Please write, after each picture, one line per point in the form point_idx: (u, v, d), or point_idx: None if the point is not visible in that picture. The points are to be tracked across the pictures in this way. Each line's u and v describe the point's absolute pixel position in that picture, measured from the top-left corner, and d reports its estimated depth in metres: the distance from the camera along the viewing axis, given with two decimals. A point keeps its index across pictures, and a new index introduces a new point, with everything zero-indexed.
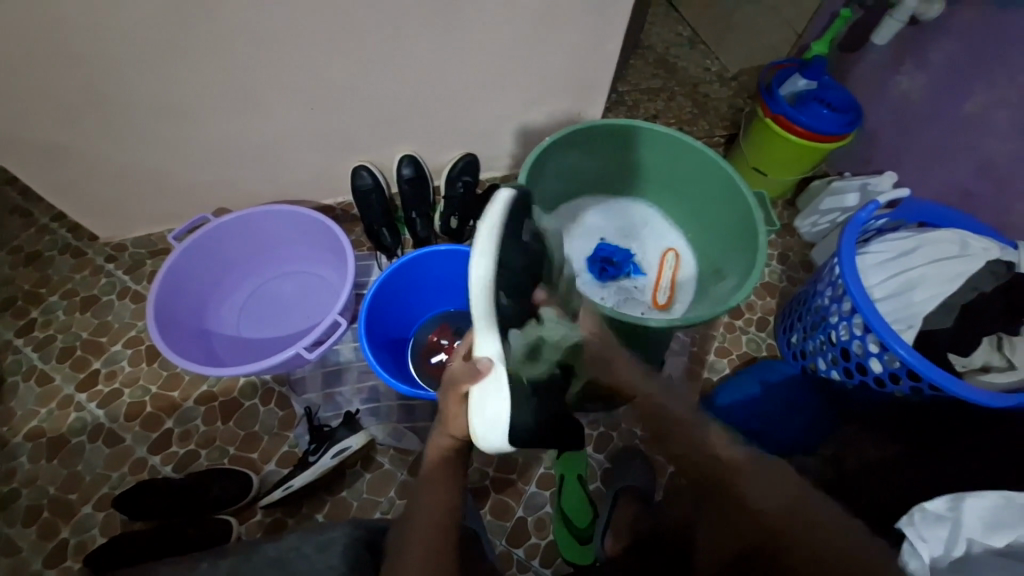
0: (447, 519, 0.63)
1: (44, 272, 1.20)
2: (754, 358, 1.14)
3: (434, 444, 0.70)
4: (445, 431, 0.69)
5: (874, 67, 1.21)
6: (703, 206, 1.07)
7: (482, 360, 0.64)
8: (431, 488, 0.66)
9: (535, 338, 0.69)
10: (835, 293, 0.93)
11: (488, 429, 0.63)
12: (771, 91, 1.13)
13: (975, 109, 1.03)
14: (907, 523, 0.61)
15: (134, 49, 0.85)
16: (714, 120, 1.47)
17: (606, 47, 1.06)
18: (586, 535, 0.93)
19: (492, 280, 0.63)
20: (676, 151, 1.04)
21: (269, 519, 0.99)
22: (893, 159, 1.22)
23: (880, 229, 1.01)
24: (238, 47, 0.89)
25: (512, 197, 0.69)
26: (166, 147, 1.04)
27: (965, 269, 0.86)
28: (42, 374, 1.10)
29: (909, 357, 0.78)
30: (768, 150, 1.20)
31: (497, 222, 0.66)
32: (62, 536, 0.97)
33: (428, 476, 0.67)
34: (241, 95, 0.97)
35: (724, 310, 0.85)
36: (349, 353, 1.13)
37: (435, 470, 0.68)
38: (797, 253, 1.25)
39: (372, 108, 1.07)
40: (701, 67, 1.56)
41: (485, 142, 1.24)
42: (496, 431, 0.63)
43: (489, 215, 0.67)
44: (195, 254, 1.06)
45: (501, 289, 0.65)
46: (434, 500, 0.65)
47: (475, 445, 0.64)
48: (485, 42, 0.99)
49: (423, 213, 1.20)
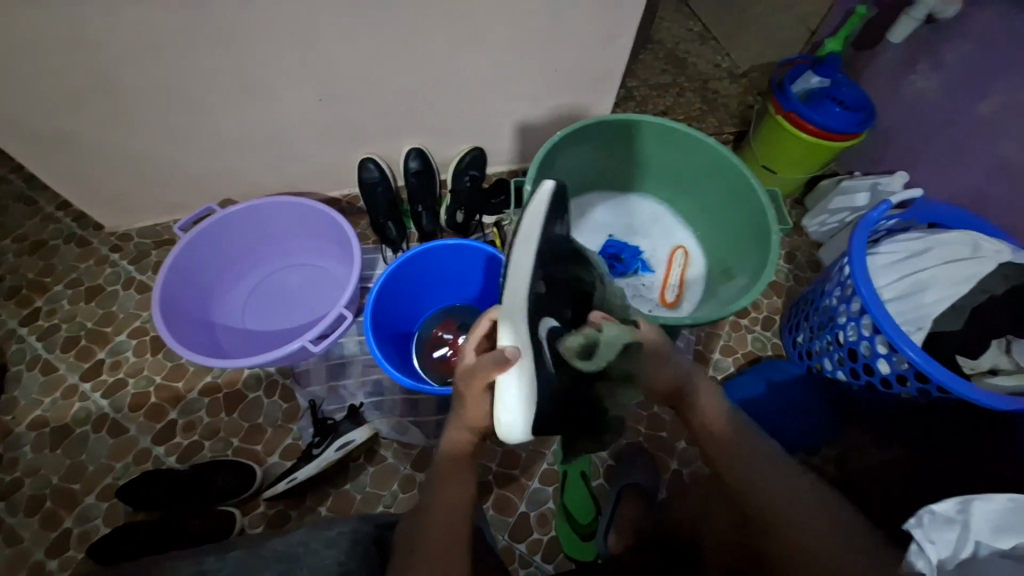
0: (452, 517, 0.62)
1: (49, 260, 1.20)
2: (760, 357, 1.14)
3: (450, 438, 0.70)
4: (464, 423, 0.69)
5: (888, 65, 1.19)
6: (714, 204, 1.06)
7: (508, 347, 0.61)
8: (443, 483, 0.65)
9: (590, 341, 0.65)
10: (843, 293, 0.92)
11: (511, 417, 0.61)
12: (783, 89, 1.12)
13: (991, 110, 1.02)
14: (916, 525, 0.60)
15: (142, 38, 0.84)
16: (723, 117, 1.45)
17: (618, 41, 1.05)
18: (590, 530, 0.94)
19: (530, 271, 0.66)
20: (688, 148, 1.03)
21: (272, 511, 0.99)
22: (904, 159, 1.21)
23: (890, 229, 1.01)
24: (247, 37, 0.88)
25: (555, 188, 0.74)
26: (172, 137, 1.03)
27: (977, 271, 0.86)
28: (46, 364, 1.10)
29: (919, 359, 0.77)
30: (778, 149, 1.19)
31: (538, 219, 0.71)
32: (67, 525, 0.98)
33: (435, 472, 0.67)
34: (249, 86, 0.96)
35: (734, 309, 0.85)
36: (354, 346, 1.13)
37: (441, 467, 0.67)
38: (804, 252, 1.25)
39: (381, 101, 1.07)
40: (711, 63, 1.55)
41: (493, 136, 1.23)
42: (519, 419, 0.61)
43: (532, 213, 0.72)
44: (200, 246, 1.05)
45: (540, 276, 0.67)
46: (441, 496, 0.64)
47: (500, 433, 0.61)
48: (496, 35, 0.97)
49: (429, 207, 1.20)
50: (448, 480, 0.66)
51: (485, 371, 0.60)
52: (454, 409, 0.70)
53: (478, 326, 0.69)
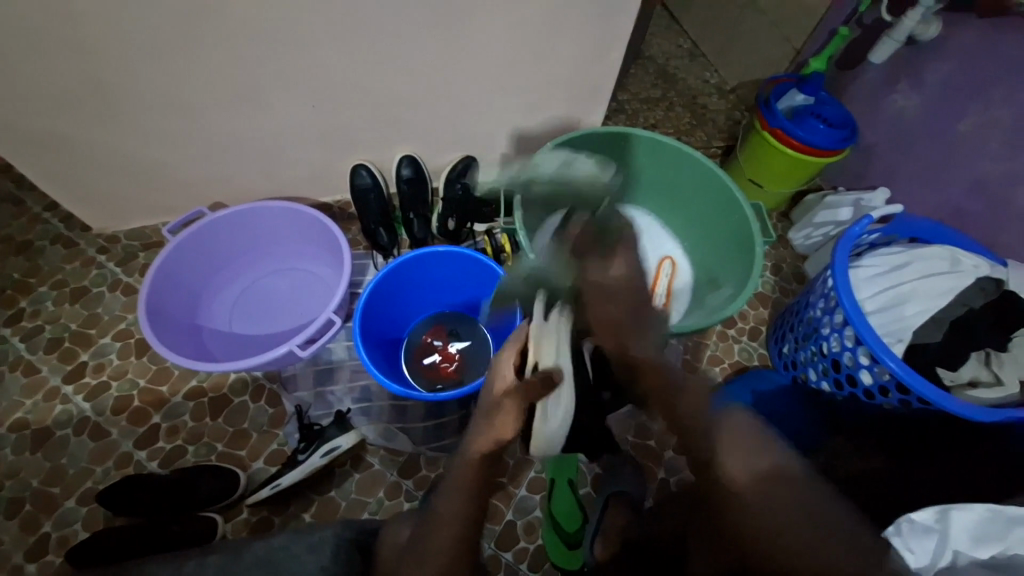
0: (453, 552, 0.58)
1: (34, 262, 1.18)
2: (746, 367, 1.15)
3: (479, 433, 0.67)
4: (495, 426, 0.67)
5: (871, 84, 1.22)
6: (702, 215, 1.08)
7: (553, 371, 0.70)
8: (434, 526, 0.61)
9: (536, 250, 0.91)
10: (827, 304, 0.93)
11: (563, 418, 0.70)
12: (769, 105, 1.15)
13: (968, 129, 1.06)
14: (896, 533, 0.61)
15: (141, 43, 0.85)
16: (712, 132, 1.49)
17: (609, 56, 1.07)
18: (576, 539, 0.93)
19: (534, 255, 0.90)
20: (676, 160, 1.05)
21: (255, 518, 0.98)
22: (887, 175, 1.24)
23: (872, 244, 1.03)
24: (244, 43, 0.89)
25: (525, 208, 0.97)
26: (163, 140, 1.04)
27: (955, 284, 0.88)
28: (28, 365, 1.09)
29: (900, 370, 0.79)
30: (763, 163, 1.22)
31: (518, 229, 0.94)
32: (44, 530, 0.96)
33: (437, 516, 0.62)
34: (245, 91, 0.97)
35: (719, 319, 0.87)
36: (343, 352, 1.12)
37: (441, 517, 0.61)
38: (790, 264, 1.27)
39: (375, 108, 1.08)
40: (700, 80, 1.59)
41: (486, 145, 1.25)
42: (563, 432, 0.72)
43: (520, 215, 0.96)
44: (188, 248, 1.04)
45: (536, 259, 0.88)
46: (445, 509, 0.62)
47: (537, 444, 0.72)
48: (492, 45, 0.99)
49: (421, 215, 1.21)
50: (458, 484, 0.63)
51: (536, 390, 0.68)
52: (483, 411, 0.69)
53: (505, 353, 0.77)
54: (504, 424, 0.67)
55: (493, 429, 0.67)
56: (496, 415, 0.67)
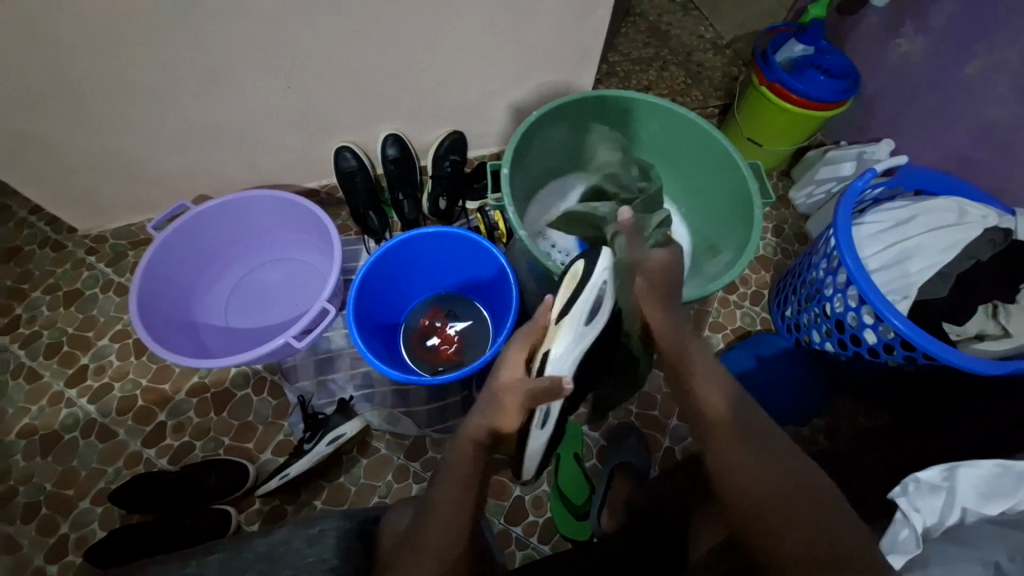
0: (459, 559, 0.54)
1: (26, 267, 1.17)
2: (749, 332, 1.14)
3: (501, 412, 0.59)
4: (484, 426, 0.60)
5: (874, 31, 1.17)
6: (698, 180, 1.05)
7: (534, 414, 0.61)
8: (429, 523, 0.57)
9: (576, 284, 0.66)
10: (830, 265, 0.91)
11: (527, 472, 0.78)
12: (767, 58, 1.10)
13: (975, 72, 1.00)
14: (901, 494, 0.63)
15: (97, 33, 0.80)
16: (708, 90, 1.43)
17: (596, 14, 1.01)
18: (583, 510, 0.95)
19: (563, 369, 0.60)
20: (672, 124, 1.00)
21: (267, 508, 1.00)
22: (890, 126, 1.20)
23: (876, 199, 1.00)
24: (207, 25, 0.84)
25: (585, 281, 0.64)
26: (139, 134, 1.00)
27: (961, 236, 0.86)
28: (30, 371, 1.09)
29: (905, 328, 0.77)
30: (762, 121, 1.17)
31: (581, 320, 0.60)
32: (62, 531, 0.98)
33: (434, 512, 0.57)
34: (216, 76, 0.93)
35: (718, 286, 0.84)
36: (341, 340, 1.11)
37: (432, 511, 0.58)
38: (791, 225, 1.24)
39: (353, 86, 1.03)
40: (694, 34, 1.51)
41: (473, 119, 1.21)
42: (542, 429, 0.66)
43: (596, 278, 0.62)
44: (176, 245, 1.02)
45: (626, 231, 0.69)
46: (442, 493, 0.58)
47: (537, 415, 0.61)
48: (470, 12, 0.94)
49: (410, 195, 1.18)
50: (454, 475, 0.58)
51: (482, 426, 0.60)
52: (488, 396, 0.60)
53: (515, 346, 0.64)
54: (514, 418, 0.60)
55: (495, 418, 0.60)
56: (505, 409, 0.58)
